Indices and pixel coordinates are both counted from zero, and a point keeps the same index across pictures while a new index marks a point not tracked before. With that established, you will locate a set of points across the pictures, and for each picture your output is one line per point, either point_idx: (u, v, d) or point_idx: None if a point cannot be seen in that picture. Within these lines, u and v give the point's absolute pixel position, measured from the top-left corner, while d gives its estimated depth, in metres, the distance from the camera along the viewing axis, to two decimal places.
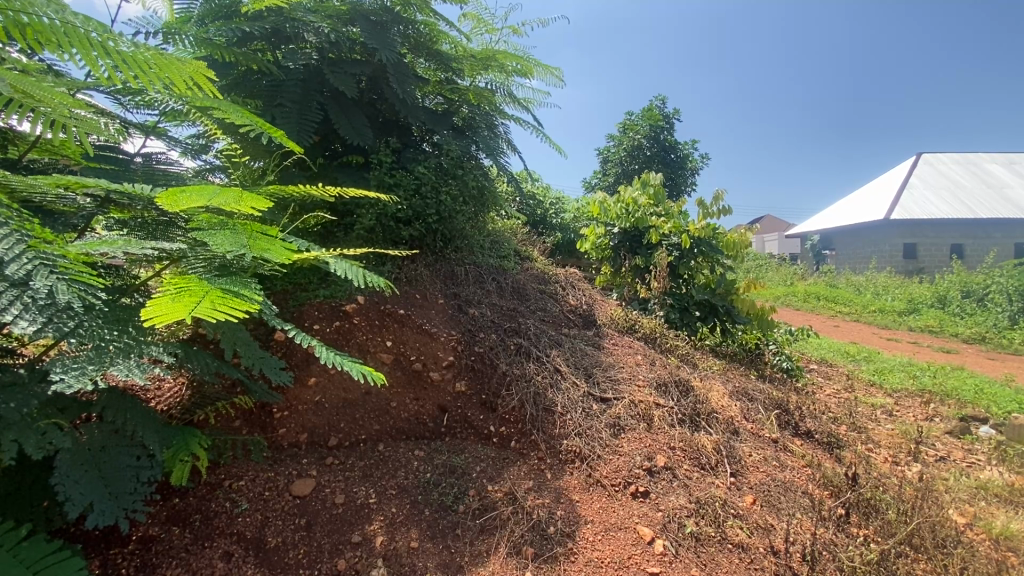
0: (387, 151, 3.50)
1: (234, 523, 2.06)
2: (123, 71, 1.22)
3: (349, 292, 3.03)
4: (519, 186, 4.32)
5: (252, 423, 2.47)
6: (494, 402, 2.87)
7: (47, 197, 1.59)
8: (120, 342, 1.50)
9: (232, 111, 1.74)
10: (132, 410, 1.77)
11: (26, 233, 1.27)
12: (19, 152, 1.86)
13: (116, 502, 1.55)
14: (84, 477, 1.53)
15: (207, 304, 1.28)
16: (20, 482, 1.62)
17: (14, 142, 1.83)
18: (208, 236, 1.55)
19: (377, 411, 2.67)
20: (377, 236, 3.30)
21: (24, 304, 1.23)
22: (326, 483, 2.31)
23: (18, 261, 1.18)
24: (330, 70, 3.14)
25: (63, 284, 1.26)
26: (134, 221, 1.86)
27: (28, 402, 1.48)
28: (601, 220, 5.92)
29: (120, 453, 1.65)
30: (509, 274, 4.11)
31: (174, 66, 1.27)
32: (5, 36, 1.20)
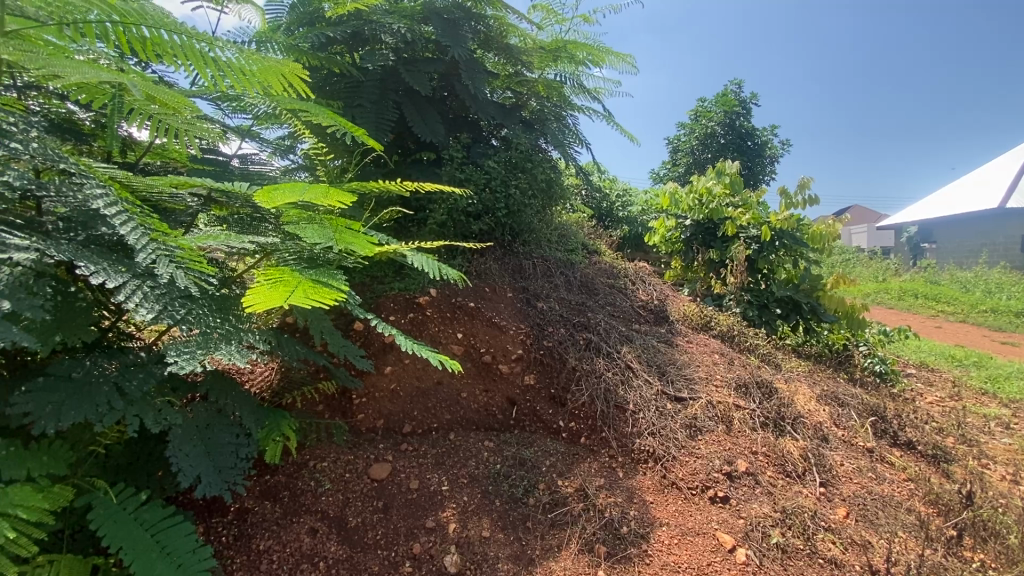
0: (458, 147, 3.53)
1: (319, 502, 2.19)
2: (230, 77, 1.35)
3: (423, 285, 3.12)
4: (589, 179, 4.23)
5: (334, 408, 2.61)
6: (565, 397, 2.83)
7: (162, 195, 1.75)
8: (222, 328, 1.63)
9: (316, 110, 1.84)
10: (232, 391, 1.92)
11: (149, 226, 1.39)
12: (136, 156, 2.04)
13: (220, 475, 1.70)
14: (194, 452, 1.68)
15: (301, 294, 1.40)
16: (138, 453, 1.76)
17: (132, 148, 2.02)
18: (298, 231, 1.69)
19: (447, 402, 2.73)
20: (449, 231, 3.34)
21: (144, 292, 1.44)
22: (401, 468, 2.40)
23: (146, 251, 1.31)
24: (405, 69, 3.22)
25: (181, 271, 1.37)
26: (231, 217, 2.00)
27: (147, 381, 1.62)
28: (672, 212, 5.69)
29: (223, 430, 1.80)
30: (578, 268, 4.01)
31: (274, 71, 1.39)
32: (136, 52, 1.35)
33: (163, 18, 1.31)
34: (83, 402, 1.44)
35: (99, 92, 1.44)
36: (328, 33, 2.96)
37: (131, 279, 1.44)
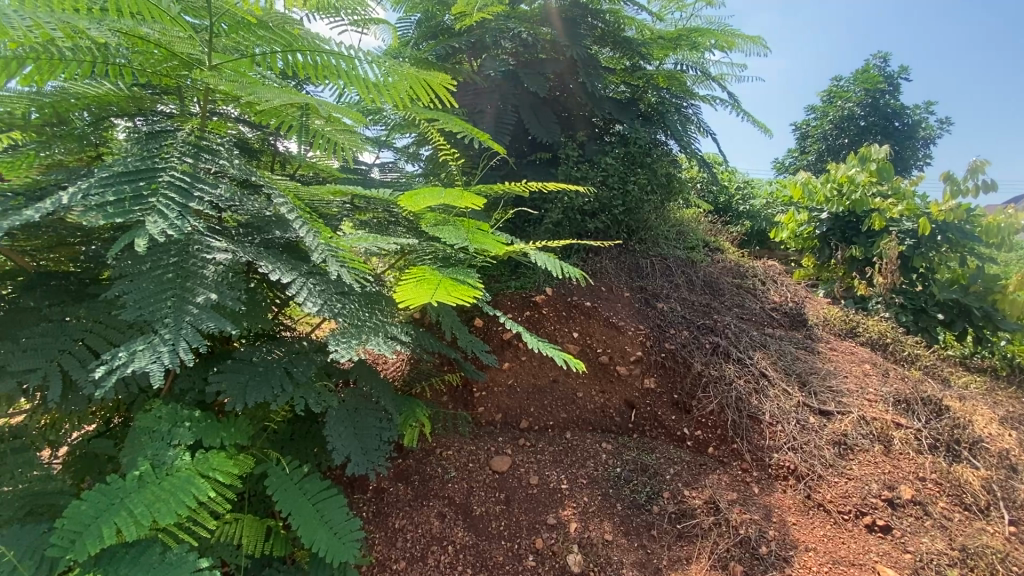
0: (574, 146, 3.51)
1: (446, 488, 2.31)
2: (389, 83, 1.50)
3: (538, 283, 3.12)
4: (711, 172, 3.98)
5: (457, 399, 2.74)
6: (689, 403, 2.70)
7: (321, 203, 1.95)
8: (370, 322, 1.78)
9: (446, 119, 2.00)
10: (374, 378, 2.10)
11: (317, 229, 1.56)
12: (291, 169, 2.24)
13: (366, 456, 1.86)
14: (345, 432, 1.86)
15: (443, 291, 1.50)
16: (294, 431, 1.97)
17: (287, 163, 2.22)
18: (438, 234, 1.81)
19: (564, 400, 2.74)
20: (564, 230, 3.32)
21: (309, 289, 1.62)
22: (521, 463, 2.45)
23: (318, 251, 1.48)
24: (524, 72, 3.27)
25: (343, 269, 1.53)
26: (372, 220, 2.18)
27: (309, 367, 1.81)
28: (804, 205, 5.15)
29: (368, 414, 1.97)
30: (700, 267, 3.78)
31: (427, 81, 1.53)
32: (310, 73, 1.53)
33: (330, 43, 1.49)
34: (262, 384, 1.66)
35: (278, 115, 1.66)
36: (453, 44, 3.11)
37: (300, 277, 1.63)
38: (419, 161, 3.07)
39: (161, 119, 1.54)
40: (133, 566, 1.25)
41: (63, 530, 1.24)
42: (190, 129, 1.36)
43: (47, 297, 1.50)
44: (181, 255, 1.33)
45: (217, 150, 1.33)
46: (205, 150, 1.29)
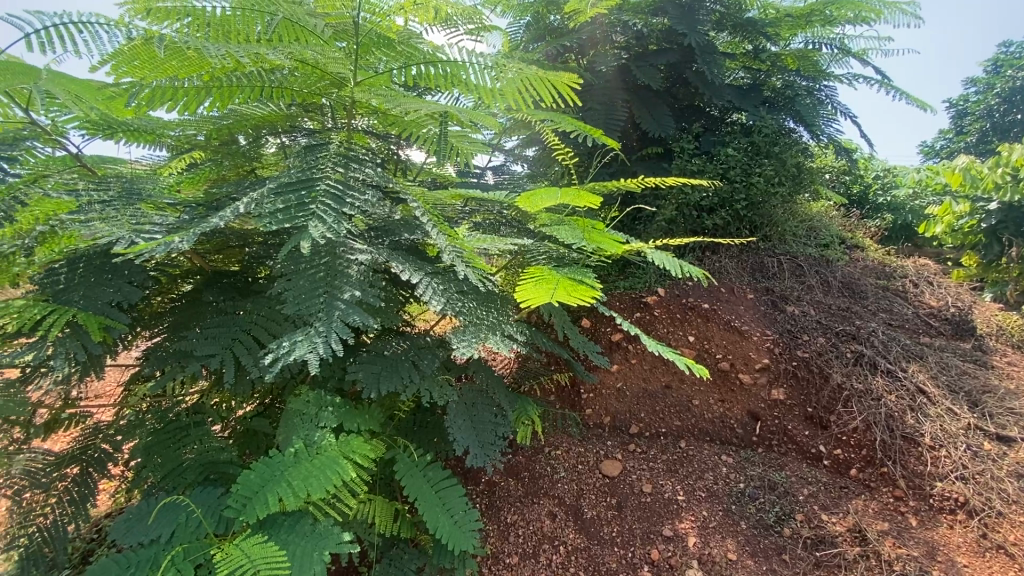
0: (690, 138, 3.32)
1: (556, 488, 2.32)
2: (512, 83, 1.53)
3: (650, 283, 2.99)
4: (849, 159, 3.55)
5: (564, 399, 2.73)
6: (827, 418, 2.45)
7: (444, 206, 2.04)
8: (487, 321, 1.83)
9: (563, 121, 2.00)
10: (489, 374, 2.15)
11: (444, 231, 1.63)
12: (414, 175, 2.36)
13: (483, 449, 1.92)
14: (463, 425, 1.93)
15: (561, 291, 1.49)
16: (416, 421, 2.08)
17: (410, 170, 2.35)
18: (555, 232, 1.83)
19: (678, 407, 2.61)
20: (678, 228, 3.18)
21: (434, 288, 1.71)
22: (632, 469, 2.38)
23: (448, 252, 1.54)
24: (636, 65, 3.15)
25: (468, 270, 1.58)
26: (488, 221, 2.23)
27: (433, 361, 1.90)
28: (967, 194, 4.41)
29: (485, 409, 2.03)
30: (836, 266, 3.38)
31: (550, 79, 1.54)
32: (443, 84, 1.60)
33: (458, 50, 1.55)
34: (393, 375, 1.77)
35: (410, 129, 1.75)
36: (565, 43, 3.09)
37: (426, 277, 1.71)
38: (525, 159, 3.10)
39: (312, 133, 1.69)
40: (290, 533, 1.40)
41: (238, 495, 1.42)
42: (339, 141, 1.49)
43: (222, 294, 1.73)
44: (329, 258, 1.47)
45: (362, 160, 1.44)
46: (353, 161, 1.40)
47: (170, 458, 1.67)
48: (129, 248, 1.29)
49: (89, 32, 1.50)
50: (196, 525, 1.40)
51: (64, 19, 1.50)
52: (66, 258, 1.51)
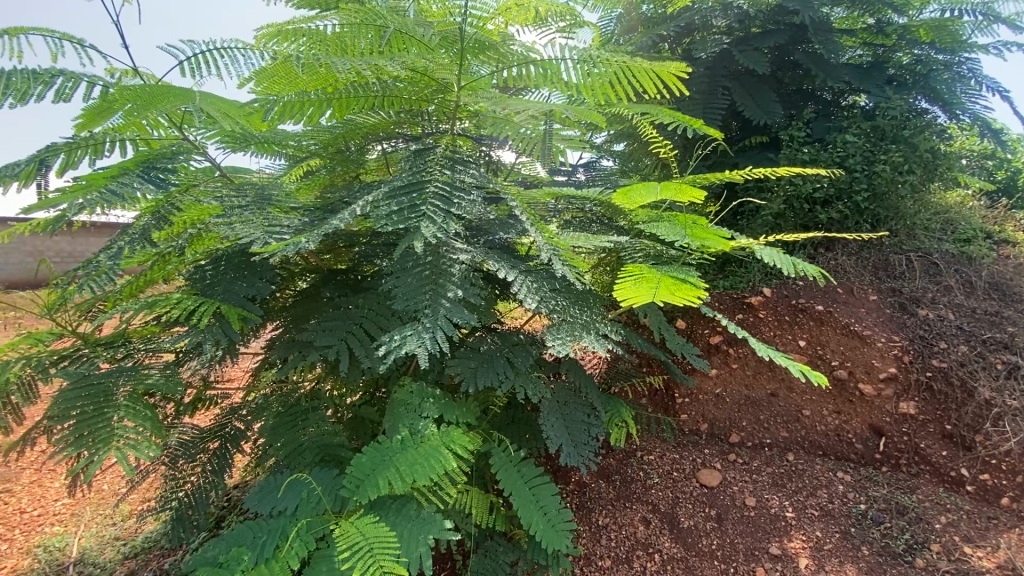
0: (800, 125, 3.05)
1: (649, 493, 2.25)
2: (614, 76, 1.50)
3: (754, 282, 2.79)
4: (998, 141, 3.09)
5: (657, 403, 2.64)
6: (971, 439, 2.20)
7: (540, 204, 2.04)
8: (582, 320, 1.81)
9: (663, 113, 1.92)
10: (581, 373, 2.12)
11: (541, 230, 1.63)
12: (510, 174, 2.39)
13: (577, 449, 1.91)
14: (556, 423, 1.92)
15: (663, 290, 1.43)
16: (508, 417, 2.11)
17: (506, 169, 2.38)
18: (655, 229, 1.77)
19: (785, 417, 2.43)
20: (786, 223, 2.96)
21: (529, 287, 1.71)
22: (733, 480, 2.25)
23: (545, 251, 1.53)
24: (739, 49, 2.96)
25: (566, 268, 1.55)
26: (584, 218, 2.20)
27: (527, 359, 1.91)
28: None
29: (578, 409, 2.01)
30: (980, 265, 2.95)
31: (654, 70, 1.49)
32: (544, 82, 1.61)
33: (560, 46, 1.55)
34: (488, 371, 1.81)
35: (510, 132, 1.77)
36: (660, 32, 2.98)
37: (521, 276, 1.72)
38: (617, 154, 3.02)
39: (418, 136, 1.79)
40: (398, 516, 1.48)
41: (351, 477, 1.53)
42: (445, 145, 1.55)
43: (337, 290, 1.87)
44: (433, 257, 1.52)
45: (467, 162, 1.49)
46: (458, 163, 1.45)
47: (291, 439, 1.84)
48: (264, 248, 1.44)
49: (229, 57, 1.72)
50: (316, 501, 1.52)
51: (210, 46, 1.73)
52: (211, 257, 1.72)
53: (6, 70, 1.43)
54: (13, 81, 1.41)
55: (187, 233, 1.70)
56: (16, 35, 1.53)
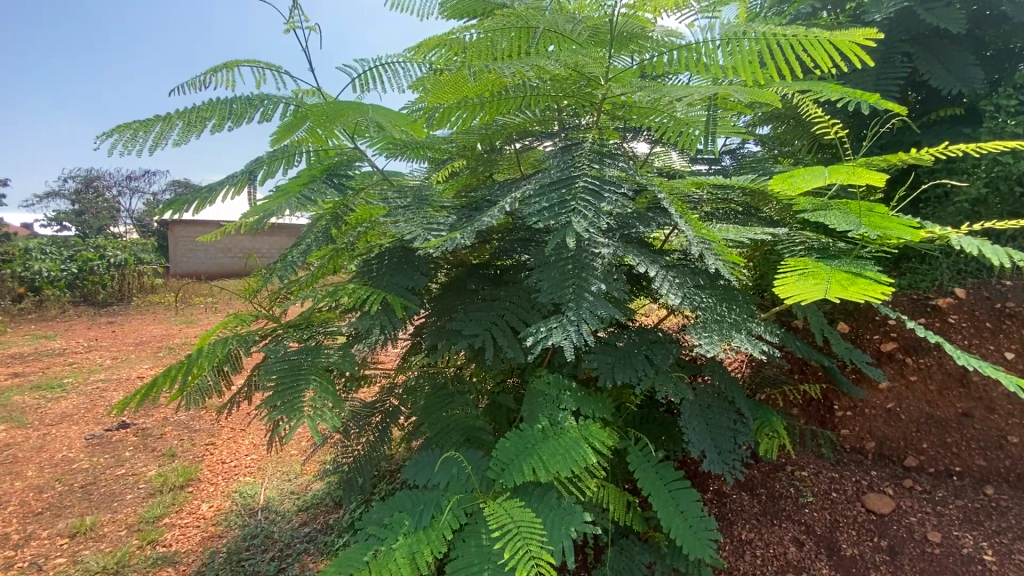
0: (1010, 91, 2.52)
1: (802, 512, 2.04)
2: (783, 52, 1.38)
3: (942, 282, 2.38)
4: None
5: (811, 415, 2.40)
6: None
7: (685, 196, 1.92)
8: (730, 318, 1.69)
9: (830, 91, 1.73)
10: (726, 376, 1.98)
11: (690, 222, 1.55)
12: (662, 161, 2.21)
13: (722, 456, 1.80)
14: (699, 426, 1.82)
15: (837, 286, 1.28)
16: (645, 416, 2.06)
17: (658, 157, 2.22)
18: (822, 218, 1.58)
19: (982, 444, 2.07)
20: (987, 210, 2.48)
21: (671, 282, 1.64)
22: (910, 510, 1.96)
23: (696, 244, 1.46)
24: (926, 7, 2.53)
25: (718, 261, 1.46)
26: (734, 209, 2.03)
27: (668, 357, 1.83)
28: None
29: (722, 414, 1.89)
30: None
31: (833, 41, 1.33)
32: (700, 67, 1.54)
33: (718, 26, 1.47)
34: (627, 366, 1.77)
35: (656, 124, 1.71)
36: None
37: (662, 271, 1.66)
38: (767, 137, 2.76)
39: (563, 133, 1.80)
40: (540, 503, 1.54)
41: (497, 460, 1.61)
42: (593, 139, 1.55)
43: (480, 283, 1.98)
44: (576, 250, 1.54)
45: (615, 154, 1.48)
46: (606, 156, 1.45)
47: (440, 419, 1.99)
48: (425, 243, 1.57)
49: (391, 70, 1.96)
50: (465, 479, 1.63)
51: (377, 62, 1.95)
52: (376, 252, 1.93)
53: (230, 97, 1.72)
54: (233, 108, 1.69)
55: (359, 228, 1.90)
56: (232, 67, 1.84)
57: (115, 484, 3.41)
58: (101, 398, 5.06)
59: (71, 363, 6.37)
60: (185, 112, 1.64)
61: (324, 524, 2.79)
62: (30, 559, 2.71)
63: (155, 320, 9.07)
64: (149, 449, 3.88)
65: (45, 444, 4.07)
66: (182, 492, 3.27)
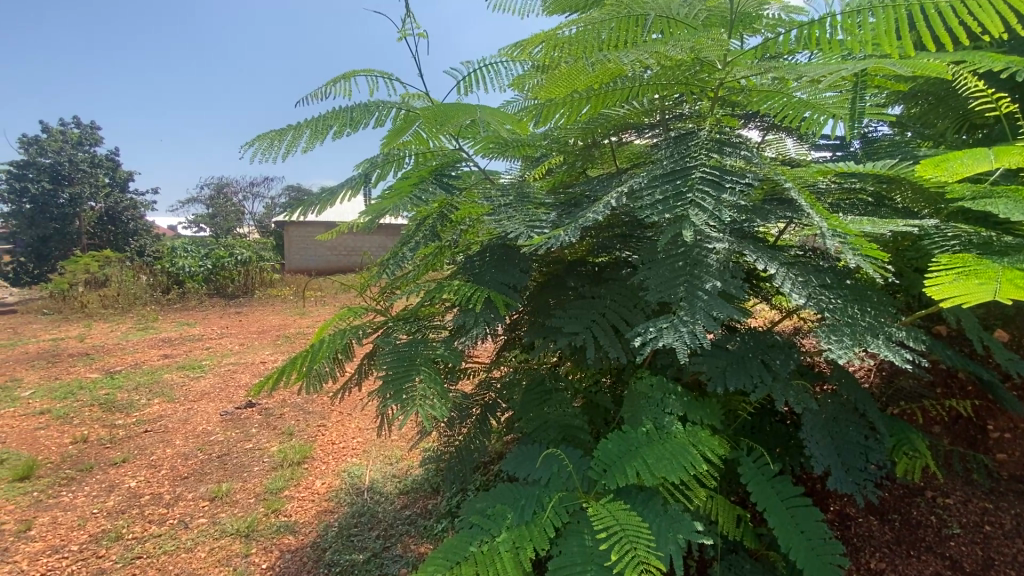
0: None
1: (946, 545, 1.79)
2: (943, 16, 1.21)
3: None
4: None
5: (958, 435, 2.10)
6: None
7: (811, 186, 1.75)
8: (865, 321, 1.50)
9: (991, 58, 1.54)
10: (855, 387, 1.78)
11: (822, 214, 1.41)
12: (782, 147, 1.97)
13: (850, 475, 1.63)
14: (823, 441, 1.66)
15: (1010, 285, 1.08)
16: (758, 426, 1.93)
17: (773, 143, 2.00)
18: (985, 208, 1.35)
19: None
20: None
21: (792, 281, 1.50)
22: None
23: (829, 238, 1.31)
24: None
25: (857, 257, 1.30)
26: (867, 200, 1.82)
27: (788, 362, 1.68)
28: None
29: (851, 428, 1.71)
30: None
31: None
32: (835, 41, 1.39)
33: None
34: (741, 371, 1.65)
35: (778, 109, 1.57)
36: None
37: (782, 269, 1.52)
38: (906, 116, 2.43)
39: (671, 125, 1.72)
40: (646, 508, 1.49)
41: (599, 460, 1.59)
42: (709, 129, 1.47)
43: (580, 281, 1.96)
44: (687, 246, 1.46)
45: (735, 143, 1.40)
46: (727, 145, 1.37)
47: (538, 416, 1.99)
48: (529, 240, 1.57)
49: (494, 70, 2.00)
50: (567, 477, 1.63)
51: (481, 64, 1.99)
52: (479, 250, 1.98)
53: (348, 106, 1.84)
54: (352, 116, 1.81)
55: (461, 225, 1.97)
56: (349, 77, 1.95)
57: (245, 456, 3.84)
58: (233, 380, 5.72)
59: (208, 347, 7.26)
60: (312, 121, 1.78)
61: (424, 508, 2.93)
62: (179, 517, 3.12)
63: (274, 312, 10.07)
64: (271, 427, 4.32)
65: (189, 417, 4.68)
66: (300, 468, 3.60)
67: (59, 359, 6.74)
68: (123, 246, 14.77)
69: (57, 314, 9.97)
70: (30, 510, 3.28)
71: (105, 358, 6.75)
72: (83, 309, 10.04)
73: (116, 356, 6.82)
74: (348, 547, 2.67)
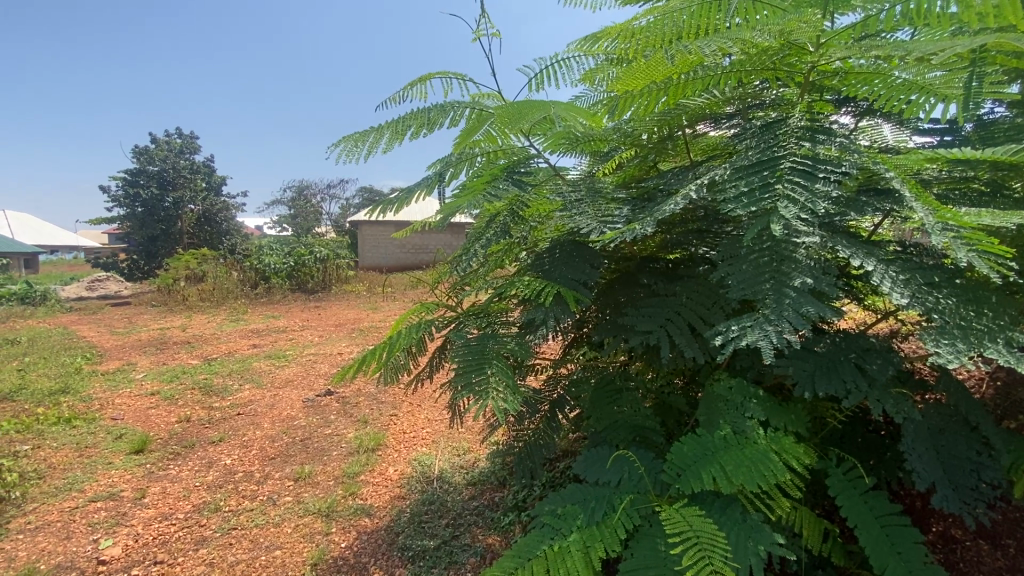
0: None
1: None
2: None
3: None
4: None
5: None
6: None
7: (917, 174, 1.59)
8: (981, 325, 1.35)
9: None
10: (966, 398, 1.61)
11: (930, 206, 1.28)
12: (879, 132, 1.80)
13: (958, 494, 1.48)
14: (927, 455, 1.51)
15: None
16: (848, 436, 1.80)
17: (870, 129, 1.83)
18: None
19: None
20: None
21: (893, 279, 1.37)
22: None
23: (940, 231, 1.19)
24: None
25: (973, 253, 1.17)
26: (984, 189, 1.63)
27: (887, 369, 1.55)
28: None
29: (960, 443, 1.55)
30: None
31: None
32: (951, 11, 1.25)
33: None
34: (833, 375, 1.53)
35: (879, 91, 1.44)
36: None
37: (881, 266, 1.40)
38: None
39: (754, 113, 1.63)
40: (723, 516, 1.43)
41: (673, 464, 1.54)
42: (801, 116, 1.38)
43: (653, 277, 1.90)
44: (773, 242, 1.38)
45: (830, 131, 1.31)
46: (821, 133, 1.28)
47: (608, 415, 1.96)
48: (602, 236, 1.56)
49: (566, 66, 1.99)
50: (638, 481, 1.60)
51: (552, 60, 1.99)
52: (551, 246, 1.99)
53: (426, 107, 1.90)
54: (429, 116, 1.87)
55: (531, 222, 2.04)
56: (426, 80, 2.01)
57: (325, 441, 4.09)
58: (313, 369, 6.12)
59: (292, 338, 7.81)
60: (392, 123, 1.86)
61: (491, 500, 2.99)
62: (268, 494, 3.38)
63: (349, 306, 10.65)
64: (348, 414, 4.58)
65: (276, 403, 5.06)
66: (374, 454, 3.79)
67: (166, 346, 7.52)
68: (218, 245, 16.21)
69: (165, 306, 11.10)
70: (144, 480, 3.69)
71: (203, 346, 7.45)
72: (186, 302, 11.11)
73: (212, 345, 7.50)
74: (419, 532, 2.77)
